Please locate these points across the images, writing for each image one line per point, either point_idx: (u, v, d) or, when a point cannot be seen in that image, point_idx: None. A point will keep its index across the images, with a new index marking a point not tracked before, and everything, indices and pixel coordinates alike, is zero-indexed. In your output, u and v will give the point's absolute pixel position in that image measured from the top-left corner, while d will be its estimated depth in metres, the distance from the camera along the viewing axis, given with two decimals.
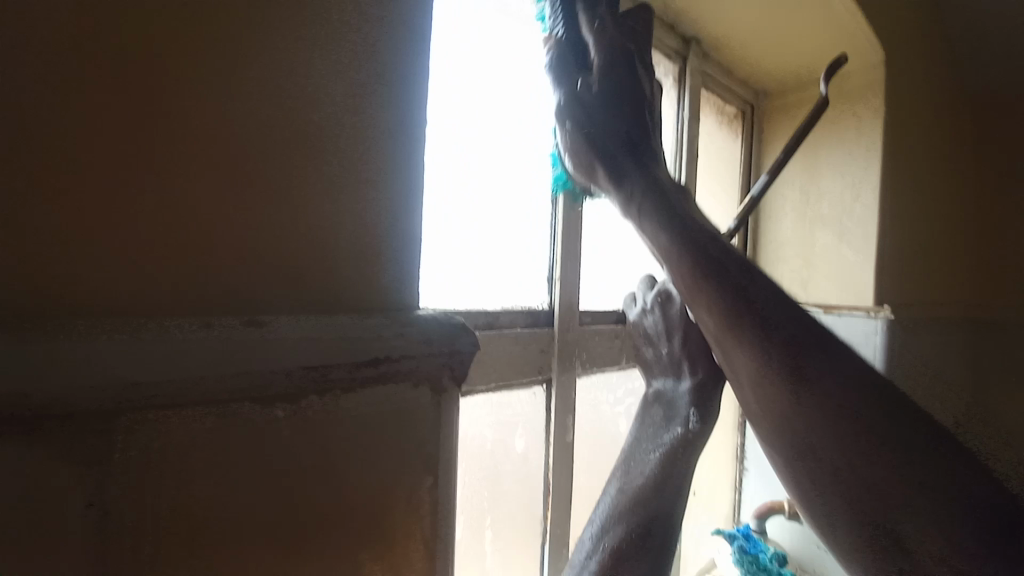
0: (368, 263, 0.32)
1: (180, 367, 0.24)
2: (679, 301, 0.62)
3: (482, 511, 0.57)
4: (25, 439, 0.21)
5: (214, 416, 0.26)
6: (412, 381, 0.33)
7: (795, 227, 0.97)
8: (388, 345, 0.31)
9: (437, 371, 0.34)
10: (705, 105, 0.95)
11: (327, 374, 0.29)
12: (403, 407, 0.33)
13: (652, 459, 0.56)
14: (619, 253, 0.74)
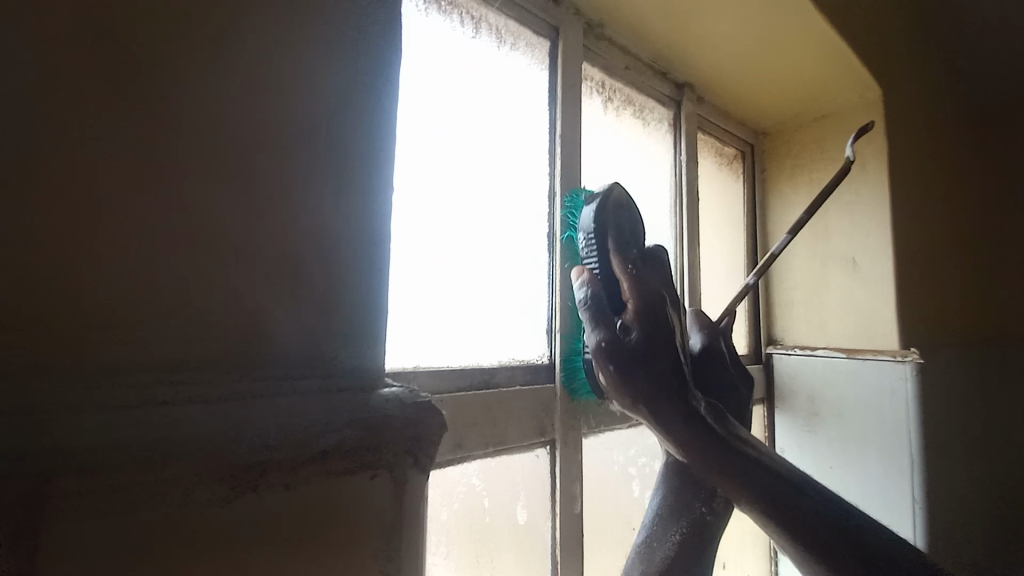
0: (313, 332, 0.28)
1: (52, 462, 0.19)
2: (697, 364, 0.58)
3: None
4: None
5: (95, 525, 0.19)
6: (362, 473, 0.26)
7: (806, 266, 0.93)
8: (324, 429, 0.25)
9: (402, 450, 0.28)
10: (703, 147, 0.94)
11: (241, 470, 0.23)
12: (352, 501, 0.26)
13: (671, 546, 0.49)
14: None
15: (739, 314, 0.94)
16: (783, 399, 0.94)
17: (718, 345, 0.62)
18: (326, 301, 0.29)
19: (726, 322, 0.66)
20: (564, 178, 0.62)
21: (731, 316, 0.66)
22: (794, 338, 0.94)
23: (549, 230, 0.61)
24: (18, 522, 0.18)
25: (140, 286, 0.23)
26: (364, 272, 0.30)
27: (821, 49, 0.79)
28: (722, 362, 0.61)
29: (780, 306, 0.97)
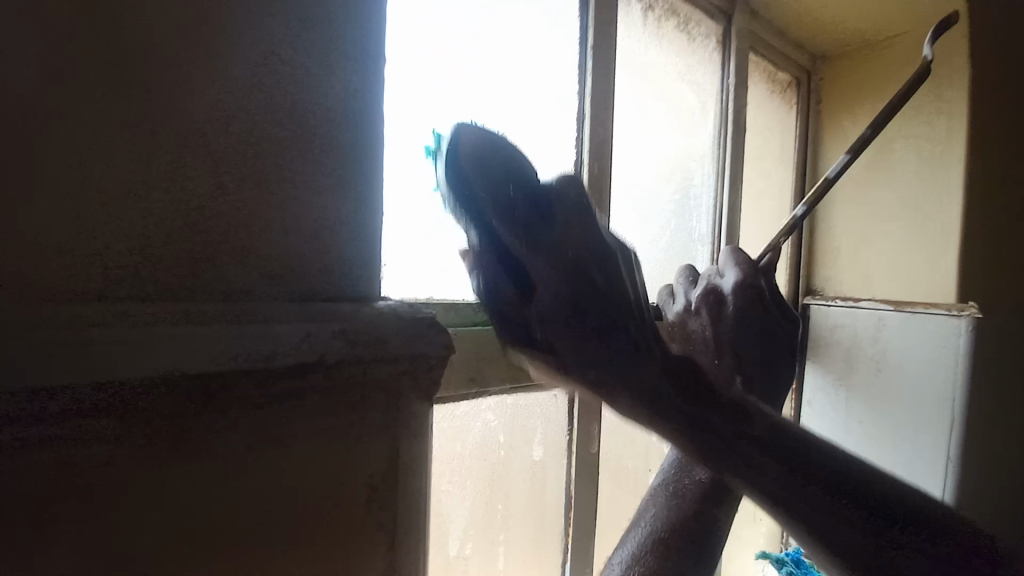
0: (301, 239, 0.28)
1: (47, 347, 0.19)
2: (733, 304, 0.56)
3: (493, 528, 0.50)
4: None
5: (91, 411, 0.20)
6: (351, 388, 0.26)
7: (859, 211, 0.85)
8: (313, 342, 0.25)
9: (406, 367, 0.28)
10: (753, 72, 0.84)
11: (231, 373, 0.22)
12: (342, 416, 0.26)
13: (693, 486, 0.47)
14: (654, 239, 0.66)
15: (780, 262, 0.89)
16: (816, 351, 0.89)
17: (757, 283, 0.57)
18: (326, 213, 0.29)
19: (767, 261, 0.60)
20: (595, 98, 0.55)
21: (775, 251, 0.60)
22: (836, 288, 0.89)
23: (576, 158, 0.56)
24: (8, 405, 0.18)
25: (141, 184, 0.23)
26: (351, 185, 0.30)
27: None
28: (761, 300, 0.56)
29: (824, 254, 0.90)
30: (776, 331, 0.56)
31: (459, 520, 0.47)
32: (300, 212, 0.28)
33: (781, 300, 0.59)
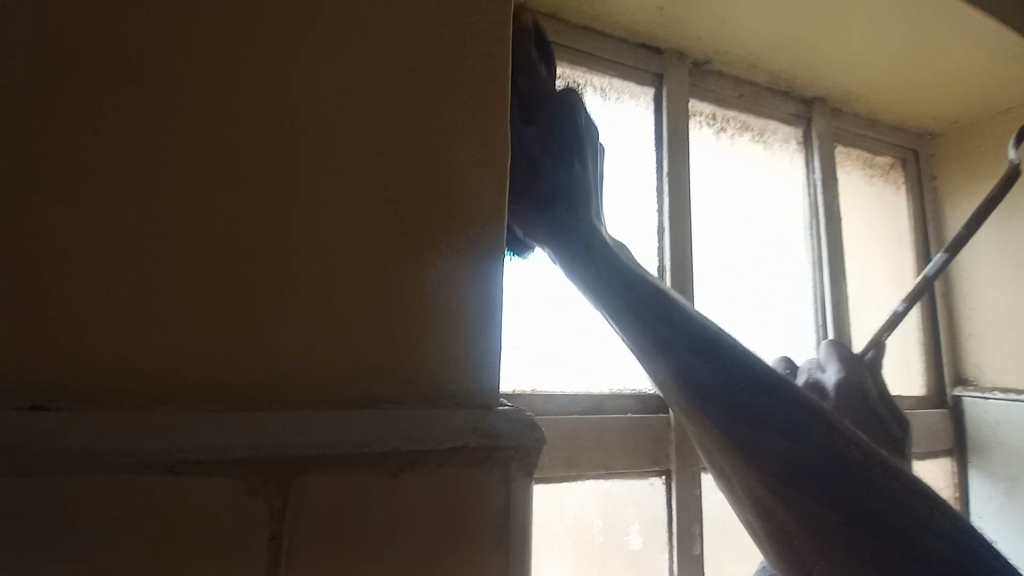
0: (395, 367, 0.27)
1: (259, 448, 0.24)
2: (836, 398, 0.56)
3: None
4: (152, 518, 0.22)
5: (292, 497, 0.24)
6: (478, 474, 0.27)
7: (1006, 288, 0.76)
8: (448, 430, 0.27)
9: (504, 456, 0.28)
10: (845, 160, 0.85)
11: (384, 465, 0.26)
12: (474, 506, 0.27)
13: None
14: (747, 330, 0.68)
15: (899, 343, 0.80)
16: (978, 451, 0.76)
17: (862, 379, 0.56)
18: (461, 354, 0.29)
19: (871, 356, 0.59)
20: (673, 211, 0.64)
21: (879, 347, 0.59)
22: (992, 378, 0.77)
23: (659, 262, 0.64)
24: (255, 490, 0.24)
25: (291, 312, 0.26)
26: (431, 312, 0.29)
27: (993, 48, 0.68)
28: (866, 396, 0.55)
29: (971, 337, 0.79)
30: (888, 428, 0.55)
31: None
32: (391, 341, 0.28)
33: (891, 396, 0.57)
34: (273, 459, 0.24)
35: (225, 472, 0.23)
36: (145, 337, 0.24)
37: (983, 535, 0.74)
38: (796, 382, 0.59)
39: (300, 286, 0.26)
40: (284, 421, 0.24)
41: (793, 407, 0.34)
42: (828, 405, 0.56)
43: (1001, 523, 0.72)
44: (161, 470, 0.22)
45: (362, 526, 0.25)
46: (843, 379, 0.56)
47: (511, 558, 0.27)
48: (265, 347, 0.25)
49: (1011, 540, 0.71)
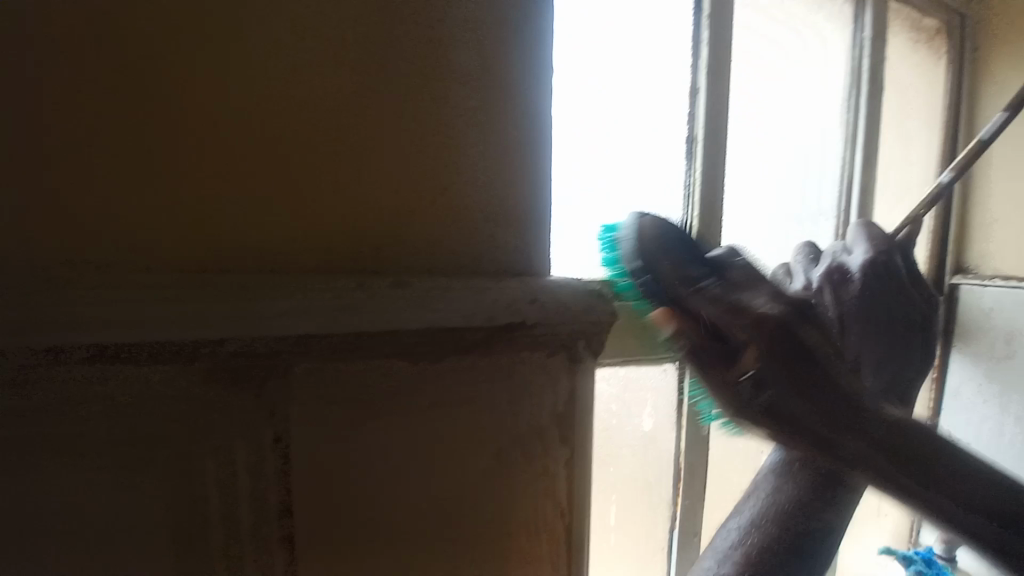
0: (461, 243, 0.28)
1: (259, 332, 0.18)
2: (860, 281, 0.51)
3: (606, 489, 0.54)
4: (138, 413, 0.19)
5: (318, 382, 0.20)
6: (537, 355, 0.22)
7: None
8: (508, 302, 0.21)
9: (568, 336, 0.22)
10: (892, 20, 0.74)
11: (425, 344, 0.20)
12: (526, 389, 0.22)
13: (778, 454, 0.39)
14: (771, 213, 0.63)
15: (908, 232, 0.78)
16: (964, 336, 0.77)
17: (892, 259, 0.52)
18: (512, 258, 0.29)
19: (905, 234, 0.54)
20: (711, 68, 0.53)
21: (916, 222, 0.53)
22: (995, 265, 0.76)
23: (690, 129, 0.54)
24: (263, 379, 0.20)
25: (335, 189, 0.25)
26: (490, 192, 0.28)
27: None
28: (893, 271, 0.52)
29: (983, 224, 0.77)
30: (913, 307, 0.52)
31: None
32: (452, 220, 0.27)
33: (920, 276, 0.54)
34: (270, 346, 0.19)
35: (219, 363, 0.19)
36: (147, 195, 0.22)
37: (954, 410, 0.79)
38: (818, 267, 0.54)
39: (350, 175, 0.25)
40: (287, 302, 0.19)
41: (869, 440, 0.32)
42: (853, 287, 0.51)
43: (972, 400, 0.77)
44: (131, 358, 0.18)
45: (393, 419, 0.21)
46: (869, 261, 0.51)
47: (575, 448, 0.23)
48: (309, 230, 0.25)
49: (979, 414, 0.76)
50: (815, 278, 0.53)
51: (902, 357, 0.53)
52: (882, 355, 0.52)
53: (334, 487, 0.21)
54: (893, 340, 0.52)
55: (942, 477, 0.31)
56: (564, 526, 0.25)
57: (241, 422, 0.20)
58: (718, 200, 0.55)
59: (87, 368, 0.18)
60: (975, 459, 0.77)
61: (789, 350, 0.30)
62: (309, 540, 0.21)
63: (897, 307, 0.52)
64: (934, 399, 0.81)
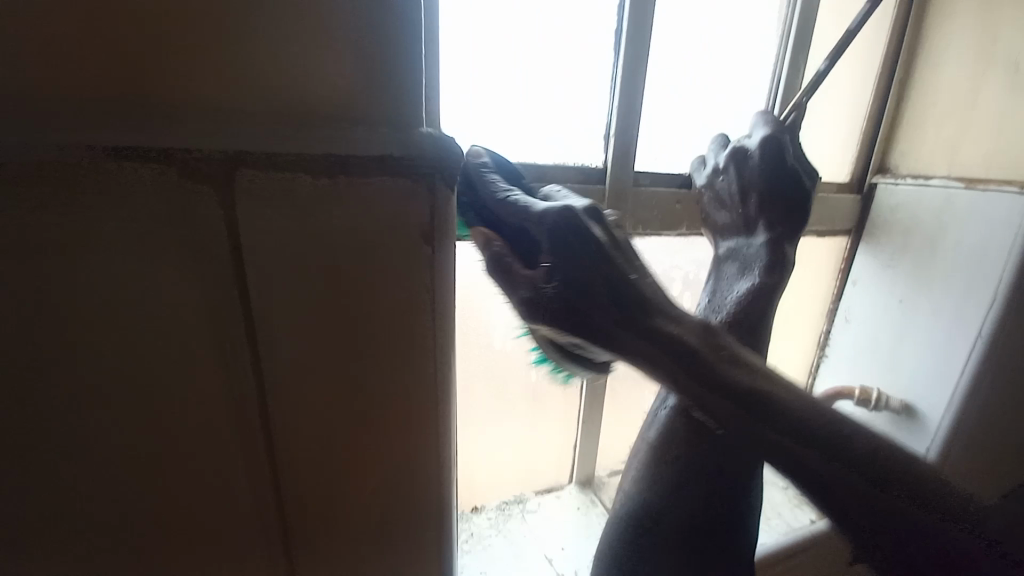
0: (353, 88, 0.30)
1: (214, 143, 0.28)
2: (759, 154, 0.56)
3: (528, 339, 0.68)
4: (133, 190, 0.28)
5: (256, 184, 0.30)
6: (405, 182, 0.32)
7: (955, 73, 0.75)
8: (376, 144, 0.31)
9: (428, 169, 0.33)
10: None
11: (326, 161, 0.31)
12: (398, 205, 0.33)
13: (669, 405, 0.54)
14: (698, 107, 0.68)
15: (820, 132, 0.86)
16: (874, 230, 0.87)
17: (782, 137, 0.56)
18: (401, 98, 0.31)
19: (794, 118, 0.59)
20: None
21: (800, 110, 0.59)
22: (911, 164, 0.83)
23: (617, 21, 0.58)
24: (215, 176, 0.29)
25: (233, 35, 0.28)
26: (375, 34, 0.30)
27: None
28: (785, 151, 0.56)
29: (908, 125, 0.83)
30: (799, 177, 0.56)
31: (503, 326, 0.65)
32: (341, 63, 0.30)
33: (807, 156, 0.58)
34: (222, 153, 0.29)
35: (182, 161, 0.28)
36: (75, 53, 0.26)
37: (853, 296, 0.91)
38: (725, 150, 0.59)
39: (241, 22, 0.28)
40: (220, 132, 0.28)
41: (690, 360, 0.43)
42: (753, 160, 0.56)
43: (870, 283, 0.88)
44: (123, 150, 0.27)
45: (309, 214, 0.31)
46: (767, 138, 0.56)
47: (436, 249, 0.35)
48: (217, 75, 0.28)
49: (873, 297, 0.88)
50: (721, 160, 0.59)
51: (798, 223, 0.56)
52: (776, 219, 0.55)
53: (267, 262, 0.31)
54: (786, 204, 0.55)
55: (845, 458, 0.41)
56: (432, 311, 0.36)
57: (205, 213, 0.29)
58: (638, 93, 0.59)
59: (97, 152, 0.27)
60: (861, 333, 0.90)
61: (568, 260, 0.41)
62: (260, 297, 0.32)
63: (790, 178, 0.56)
64: (839, 284, 0.93)
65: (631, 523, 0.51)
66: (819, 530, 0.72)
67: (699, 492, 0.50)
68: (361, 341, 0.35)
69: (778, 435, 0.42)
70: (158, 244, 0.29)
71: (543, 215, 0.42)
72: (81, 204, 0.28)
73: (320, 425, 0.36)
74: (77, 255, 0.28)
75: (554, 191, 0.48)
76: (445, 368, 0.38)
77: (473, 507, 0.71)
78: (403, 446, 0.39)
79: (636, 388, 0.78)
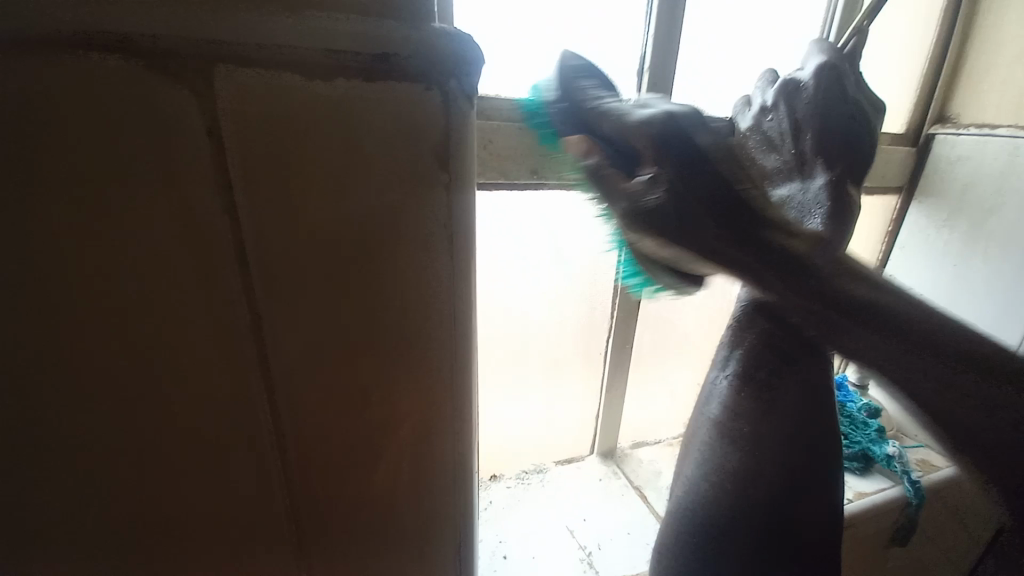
0: None
1: (192, 33, 0.23)
2: (813, 87, 0.49)
3: (551, 299, 0.63)
4: (98, 95, 0.23)
5: (245, 87, 0.25)
6: (413, 89, 0.27)
7: None
8: (380, 42, 0.26)
9: (439, 75, 0.28)
10: None
11: (325, 62, 0.26)
12: (407, 117, 0.28)
13: (725, 379, 0.49)
14: (742, 40, 0.61)
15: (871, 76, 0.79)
16: (926, 187, 0.80)
17: (841, 67, 0.49)
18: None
19: (854, 46, 0.52)
20: None
21: (862, 34, 0.51)
22: (975, 112, 0.74)
23: None
24: (196, 73, 0.24)
25: None
26: None
27: None
28: (845, 83, 0.49)
29: (977, 68, 0.73)
30: (861, 111, 0.50)
31: (522, 285, 0.61)
32: None
33: (870, 87, 0.51)
34: (200, 44, 0.23)
35: (157, 56, 0.23)
36: None
37: (899, 259, 0.84)
38: (774, 86, 0.51)
39: None
40: (196, 15, 0.23)
41: (787, 247, 0.40)
42: (807, 92, 0.49)
43: (918, 246, 0.82)
44: (90, 44, 0.22)
45: (305, 126, 0.26)
46: (821, 68, 0.49)
47: (454, 176, 0.30)
48: None
49: (925, 261, 0.81)
50: (769, 97, 0.52)
51: (858, 165, 0.50)
52: (836, 159, 0.49)
53: (261, 188, 0.26)
54: (846, 143, 0.49)
55: (938, 345, 0.37)
56: (450, 249, 0.32)
57: (181, 118, 0.24)
58: (678, 27, 0.54)
59: (60, 47, 0.22)
60: None
61: (693, 172, 0.38)
62: (256, 233, 0.27)
63: (851, 113, 0.49)
64: (885, 248, 0.86)
65: (694, 505, 0.47)
66: (854, 512, 0.67)
67: (777, 473, 0.45)
68: (372, 281, 0.30)
69: (878, 334, 0.37)
70: (130, 164, 0.24)
71: (653, 123, 0.38)
72: (34, 106, 0.23)
73: (335, 383, 0.32)
74: (34, 182, 0.24)
75: (605, 103, 0.39)
76: (462, 312, 0.34)
77: (491, 475, 0.69)
78: (423, 407, 0.35)
79: (663, 354, 0.73)
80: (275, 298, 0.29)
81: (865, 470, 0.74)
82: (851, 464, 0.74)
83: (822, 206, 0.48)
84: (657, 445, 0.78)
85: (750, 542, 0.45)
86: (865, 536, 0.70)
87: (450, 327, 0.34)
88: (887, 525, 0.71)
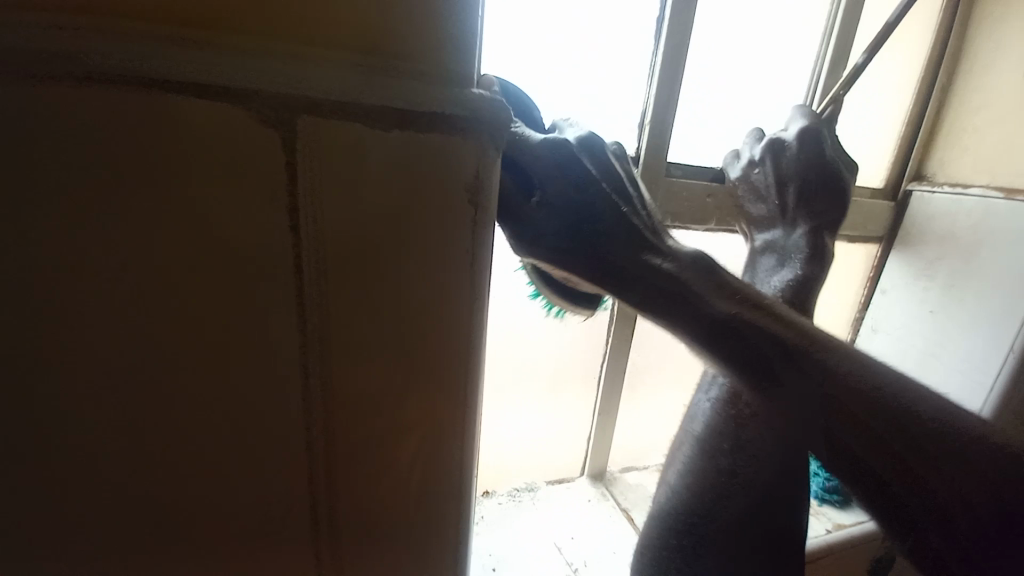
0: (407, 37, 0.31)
1: (280, 88, 0.29)
2: (797, 147, 0.55)
3: (551, 323, 0.67)
4: (200, 133, 0.28)
5: (318, 134, 0.30)
6: (455, 141, 0.33)
7: (1000, 79, 0.73)
8: (430, 102, 0.32)
9: (475, 129, 0.33)
10: None
11: (383, 116, 0.31)
12: (449, 163, 0.33)
13: (710, 400, 0.53)
14: (734, 98, 0.67)
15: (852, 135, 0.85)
16: (905, 238, 0.86)
17: (820, 130, 0.56)
18: (448, 49, 0.32)
19: (831, 111, 0.58)
20: None
21: (838, 102, 0.58)
22: (949, 172, 0.80)
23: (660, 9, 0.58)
24: (280, 119, 0.29)
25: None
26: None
27: None
28: (823, 145, 0.55)
29: (951, 132, 0.80)
30: (838, 171, 0.56)
31: (524, 309, 0.65)
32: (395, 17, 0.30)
33: (845, 149, 0.57)
34: (286, 97, 0.29)
35: (249, 105, 0.29)
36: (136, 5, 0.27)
37: (881, 303, 0.89)
38: (762, 143, 0.57)
39: None
40: (288, 75, 0.29)
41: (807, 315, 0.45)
42: (791, 151, 0.55)
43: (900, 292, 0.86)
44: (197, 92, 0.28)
45: (365, 167, 0.31)
46: (803, 131, 0.55)
47: (481, 212, 0.35)
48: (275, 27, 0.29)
49: (905, 308, 0.86)
50: (757, 152, 0.57)
51: (835, 216, 0.56)
52: (815, 211, 0.55)
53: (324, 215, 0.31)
54: (824, 199, 0.55)
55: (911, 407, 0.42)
56: (473, 275, 0.36)
57: (264, 155, 0.30)
58: (676, 86, 0.59)
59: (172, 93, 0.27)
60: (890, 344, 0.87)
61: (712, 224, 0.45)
62: (312, 252, 0.32)
63: (828, 172, 0.55)
64: (867, 292, 0.92)
65: (675, 519, 0.50)
66: (831, 544, 0.69)
67: (752, 492, 0.49)
68: (407, 299, 0.35)
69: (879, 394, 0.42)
70: (219, 189, 0.29)
71: None
72: (144, 141, 0.28)
73: (366, 386, 0.36)
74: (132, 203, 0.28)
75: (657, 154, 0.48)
76: (479, 332, 0.38)
77: (484, 490, 0.72)
78: (441, 415, 0.39)
79: (655, 381, 0.77)
80: (324, 309, 0.33)
81: (845, 505, 0.76)
82: (831, 498, 0.76)
83: (800, 255, 0.54)
84: (645, 469, 0.81)
85: (725, 556, 0.48)
86: (843, 570, 0.73)
87: (467, 345, 0.38)
88: (865, 560, 0.74)
